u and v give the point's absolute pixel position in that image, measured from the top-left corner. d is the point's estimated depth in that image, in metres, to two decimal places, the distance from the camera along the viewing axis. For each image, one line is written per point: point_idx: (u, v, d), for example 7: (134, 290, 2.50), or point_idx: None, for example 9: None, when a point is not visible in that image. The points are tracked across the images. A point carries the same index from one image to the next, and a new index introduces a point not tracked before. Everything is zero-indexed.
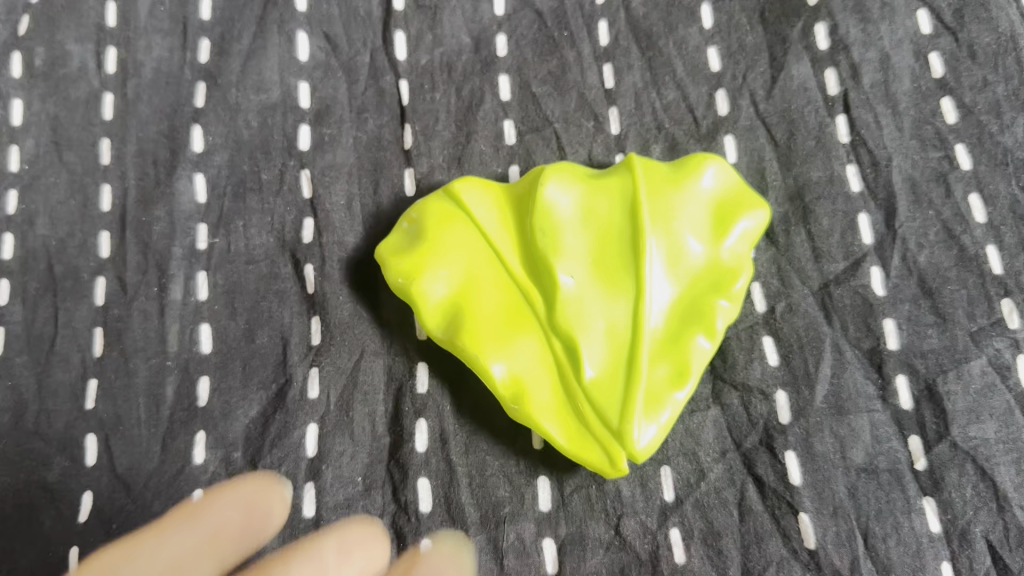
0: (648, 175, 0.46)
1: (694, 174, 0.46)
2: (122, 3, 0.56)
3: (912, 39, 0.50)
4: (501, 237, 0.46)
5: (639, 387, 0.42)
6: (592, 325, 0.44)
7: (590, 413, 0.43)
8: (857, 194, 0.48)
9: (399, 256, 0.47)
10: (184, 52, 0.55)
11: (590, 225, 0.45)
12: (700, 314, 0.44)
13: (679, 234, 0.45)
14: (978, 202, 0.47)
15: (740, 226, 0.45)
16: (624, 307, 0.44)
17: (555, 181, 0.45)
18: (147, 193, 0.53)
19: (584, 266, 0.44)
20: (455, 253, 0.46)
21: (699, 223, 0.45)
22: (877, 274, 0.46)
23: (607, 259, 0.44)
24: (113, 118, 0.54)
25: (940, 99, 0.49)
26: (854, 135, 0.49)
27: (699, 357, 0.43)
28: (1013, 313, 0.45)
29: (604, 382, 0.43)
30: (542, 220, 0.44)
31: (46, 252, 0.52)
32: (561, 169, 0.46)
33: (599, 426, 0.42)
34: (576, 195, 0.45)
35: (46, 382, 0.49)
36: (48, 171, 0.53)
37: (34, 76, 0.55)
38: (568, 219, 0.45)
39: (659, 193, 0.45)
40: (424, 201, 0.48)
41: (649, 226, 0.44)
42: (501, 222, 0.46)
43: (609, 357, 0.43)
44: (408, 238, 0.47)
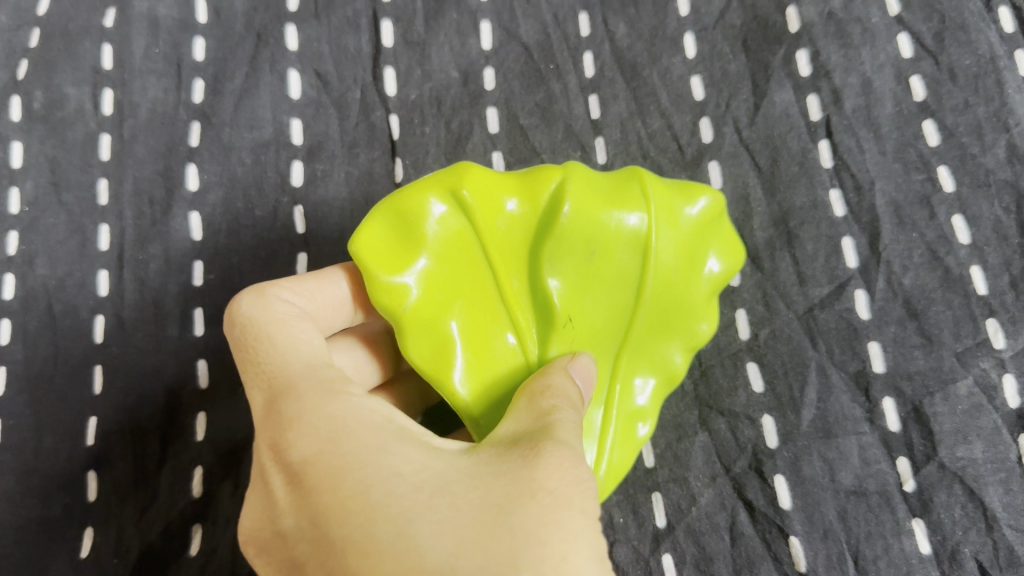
0: (666, 210, 0.41)
1: (709, 214, 0.42)
2: (118, 47, 0.58)
3: (894, 63, 0.51)
4: (500, 254, 0.41)
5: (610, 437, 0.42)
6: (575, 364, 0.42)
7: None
8: (841, 219, 0.48)
9: (386, 265, 0.40)
10: (179, 93, 0.56)
11: (600, 260, 0.41)
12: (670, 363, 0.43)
13: (681, 283, 0.42)
14: (961, 223, 0.48)
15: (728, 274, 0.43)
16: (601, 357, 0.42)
17: (578, 208, 0.40)
18: (144, 232, 0.53)
19: (581, 303, 0.41)
20: (447, 271, 0.40)
21: (701, 267, 0.43)
22: (862, 298, 0.47)
23: (606, 299, 0.41)
24: (110, 158, 0.55)
25: (922, 122, 0.50)
26: (837, 160, 0.50)
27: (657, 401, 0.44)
28: (998, 333, 0.45)
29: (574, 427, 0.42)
30: (549, 254, 0.40)
31: (46, 291, 0.53)
32: (583, 187, 0.40)
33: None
34: (596, 223, 0.40)
35: (47, 421, 0.50)
36: (47, 212, 0.54)
37: (33, 119, 0.56)
38: (579, 254, 0.40)
39: (673, 236, 0.41)
40: (421, 195, 0.40)
41: (655, 273, 0.41)
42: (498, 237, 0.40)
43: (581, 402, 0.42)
44: (395, 235, 0.40)
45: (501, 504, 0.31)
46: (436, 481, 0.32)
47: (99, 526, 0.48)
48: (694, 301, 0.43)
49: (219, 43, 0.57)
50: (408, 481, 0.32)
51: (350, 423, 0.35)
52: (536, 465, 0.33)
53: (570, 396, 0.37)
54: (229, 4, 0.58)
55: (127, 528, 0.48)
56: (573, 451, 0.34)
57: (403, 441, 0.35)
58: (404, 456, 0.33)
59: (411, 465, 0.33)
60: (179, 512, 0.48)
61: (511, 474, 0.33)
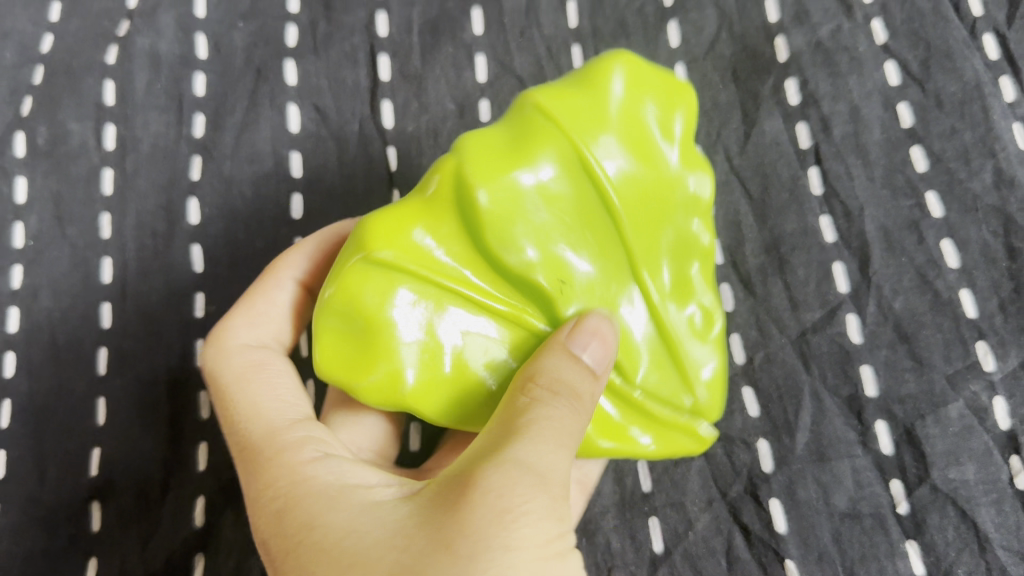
0: (574, 118, 0.39)
1: (611, 83, 0.39)
2: (120, 83, 0.59)
3: (881, 91, 0.52)
4: (456, 275, 0.39)
5: (679, 351, 0.41)
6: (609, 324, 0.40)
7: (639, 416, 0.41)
8: (831, 245, 0.49)
9: (356, 368, 0.39)
10: (180, 127, 0.57)
11: (543, 204, 0.39)
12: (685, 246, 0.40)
13: (639, 150, 0.39)
14: (950, 247, 0.48)
15: (680, 126, 0.40)
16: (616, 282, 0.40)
17: (485, 186, 0.38)
18: (145, 265, 0.54)
19: (561, 252, 0.39)
20: (416, 321, 0.39)
21: (642, 129, 0.39)
22: (853, 322, 0.47)
23: (579, 232, 0.39)
24: (113, 192, 0.56)
25: (910, 149, 0.51)
26: (827, 187, 0.51)
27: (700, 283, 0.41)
28: (988, 355, 0.46)
29: (645, 370, 0.41)
30: (492, 236, 0.38)
31: (51, 324, 0.54)
32: (478, 163, 0.38)
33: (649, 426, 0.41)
34: (515, 180, 0.38)
35: (50, 453, 0.51)
36: (51, 246, 0.56)
37: (37, 155, 0.58)
38: (527, 221, 0.38)
39: (592, 122, 0.39)
40: (340, 291, 0.39)
41: (603, 166, 0.39)
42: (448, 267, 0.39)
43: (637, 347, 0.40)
44: (345, 329, 0.39)
45: (416, 557, 0.31)
46: (369, 538, 0.33)
47: (104, 557, 0.49)
48: (665, 170, 0.39)
49: (219, 78, 0.58)
50: (339, 552, 0.33)
51: (299, 497, 0.36)
52: (469, 499, 0.32)
53: (556, 387, 0.36)
54: (229, 40, 0.59)
55: (131, 556, 0.49)
56: (525, 469, 0.33)
57: (350, 502, 0.35)
58: (343, 522, 0.34)
59: (348, 530, 0.34)
60: (182, 541, 0.49)
61: (444, 516, 0.32)
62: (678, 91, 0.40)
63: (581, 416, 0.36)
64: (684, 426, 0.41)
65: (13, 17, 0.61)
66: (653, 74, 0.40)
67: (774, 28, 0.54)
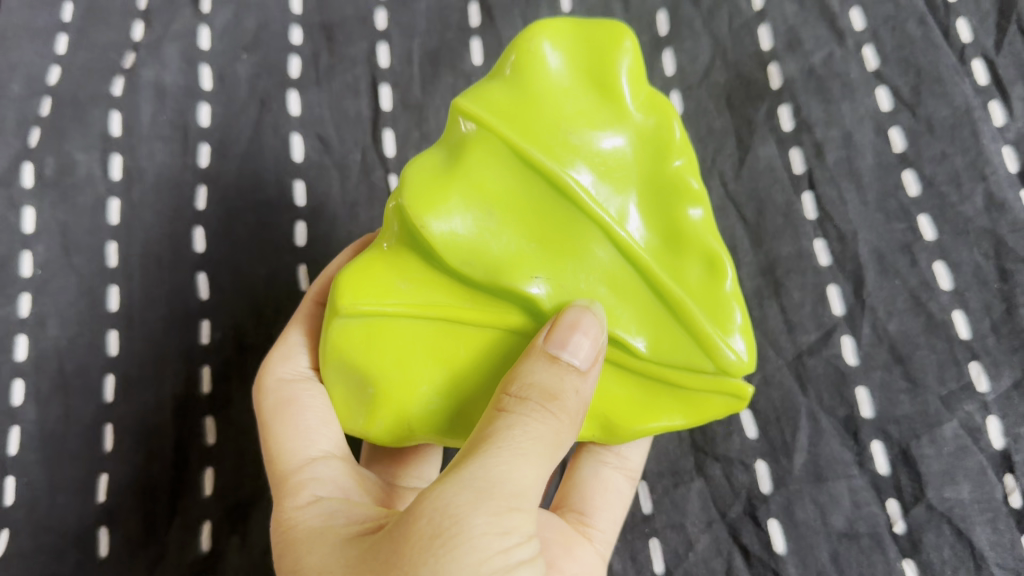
0: (500, 111, 0.38)
1: (521, 59, 0.38)
2: (126, 114, 0.60)
3: (873, 116, 0.53)
4: (434, 302, 0.39)
5: (688, 310, 0.38)
6: (611, 310, 0.38)
7: (675, 396, 0.39)
8: (826, 268, 0.50)
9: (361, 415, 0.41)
10: (185, 157, 0.58)
11: (495, 208, 0.38)
12: (671, 192, 0.38)
13: (581, 119, 0.38)
14: (943, 269, 0.49)
15: (622, 76, 0.38)
16: (607, 252, 0.38)
17: (430, 214, 0.37)
18: (152, 293, 0.55)
19: (531, 252, 0.38)
20: (403, 349, 0.39)
21: (575, 99, 0.38)
22: (848, 344, 0.48)
23: (543, 224, 0.38)
24: (119, 222, 0.57)
25: (902, 173, 0.52)
26: (821, 212, 0.52)
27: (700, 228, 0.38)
28: (981, 376, 0.47)
29: (660, 339, 0.38)
30: (447, 257, 0.38)
31: (58, 352, 0.55)
32: (415, 190, 0.37)
33: (684, 406, 0.39)
34: (454, 201, 0.37)
35: (59, 479, 0.53)
36: (58, 274, 0.56)
37: (45, 185, 0.59)
38: (484, 229, 0.38)
39: (514, 110, 0.38)
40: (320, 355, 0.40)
41: (544, 148, 0.37)
42: (423, 290, 0.39)
43: (643, 319, 0.38)
44: (341, 377, 0.40)
45: None
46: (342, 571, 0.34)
47: None
48: (618, 140, 0.38)
49: (223, 109, 0.59)
50: None
51: (290, 536, 0.38)
52: (412, 527, 0.32)
53: (524, 397, 0.35)
54: (232, 70, 0.60)
55: None
56: (470, 487, 0.32)
57: (329, 537, 0.36)
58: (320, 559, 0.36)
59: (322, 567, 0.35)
60: (189, 565, 0.51)
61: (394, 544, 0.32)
62: (602, 35, 0.38)
63: (552, 420, 0.35)
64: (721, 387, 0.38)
65: (18, 50, 0.62)
66: (570, 34, 0.38)
67: (767, 55, 0.56)
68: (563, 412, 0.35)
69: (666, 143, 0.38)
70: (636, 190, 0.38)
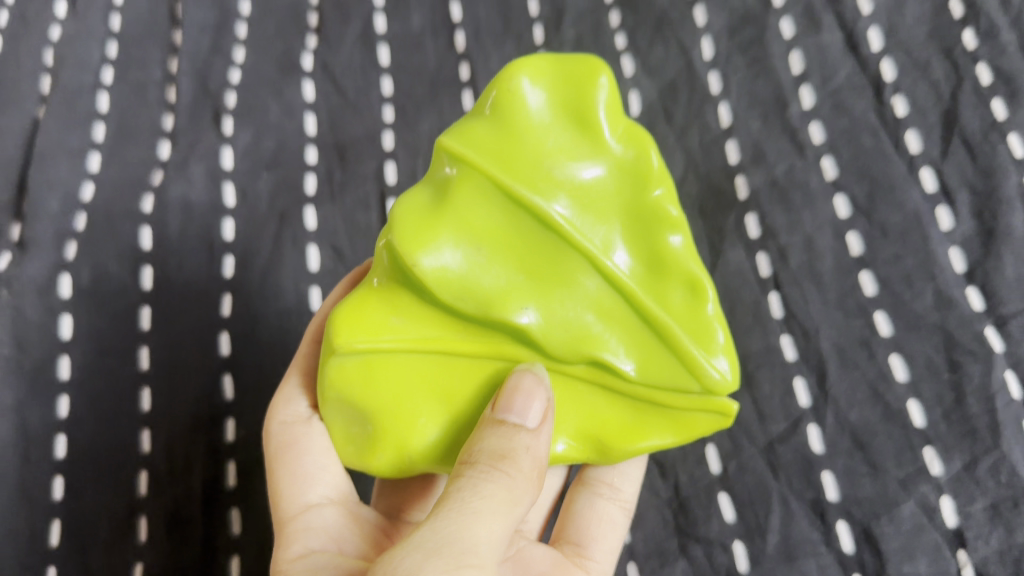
0: (487, 152, 0.44)
1: (510, 105, 0.44)
2: (155, 229, 0.66)
3: (833, 222, 0.59)
4: (428, 335, 0.45)
5: (672, 327, 0.45)
6: (598, 334, 0.45)
7: (664, 417, 0.46)
8: (793, 363, 0.56)
9: (365, 448, 0.46)
10: (211, 267, 0.64)
11: (485, 244, 0.45)
12: (652, 220, 0.45)
13: (567, 161, 0.45)
14: (898, 362, 0.55)
15: (600, 112, 0.44)
16: (594, 282, 0.45)
17: (424, 254, 0.43)
18: (178, 393, 0.61)
19: (521, 284, 0.45)
20: (404, 380, 0.45)
21: (560, 140, 0.45)
22: (814, 433, 0.54)
23: (536, 259, 0.45)
24: (150, 327, 0.63)
25: (859, 274, 0.58)
26: (786, 311, 0.57)
27: (678, 254, 0.45)
28: (934, 459, 0.52)
29: (645, 358, 0.46)
30: (445, 291, 0.44)
31: (94, 449, 0.60)
32: (409, 232, 0.44)
33: (673, 425, 0.46)
34: (446, 239, 0.44)
35: (94, 567, 0.58)
36: (93, 376, 0.62)
37: (81, 295, 0.64)
38: (476, 265, 0.44)
39: (504, 152, 0.44)
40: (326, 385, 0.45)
41: (536, 191, 0.44)
42: (421, 329, 0.45)
43: (629, 339, 0.46)
44: (346, 417, 0.46)
45: None
46: None
47: None
48: (598, 177, 0.45)
49: (246, 225, 0.66)
50: None
51: None
52: None
53: (480, 461, 0.41)
54: (254, 187, 0.67)
55: None
56: (426, 547, 0.37)
57: None
58: None
59: None
60: None
61: None
62: (583, 72, 0.44)
63: (503, 478, 0.40)
64: (707, 404, 0.45)
65: (57, 168, 0.70)
66: (549, 74, 0.45)
67: (734, 168, 0.62)
68: (513, 471, 0.40)
69: (644, 177, 0.45)
70: (617, 221, 0.46)
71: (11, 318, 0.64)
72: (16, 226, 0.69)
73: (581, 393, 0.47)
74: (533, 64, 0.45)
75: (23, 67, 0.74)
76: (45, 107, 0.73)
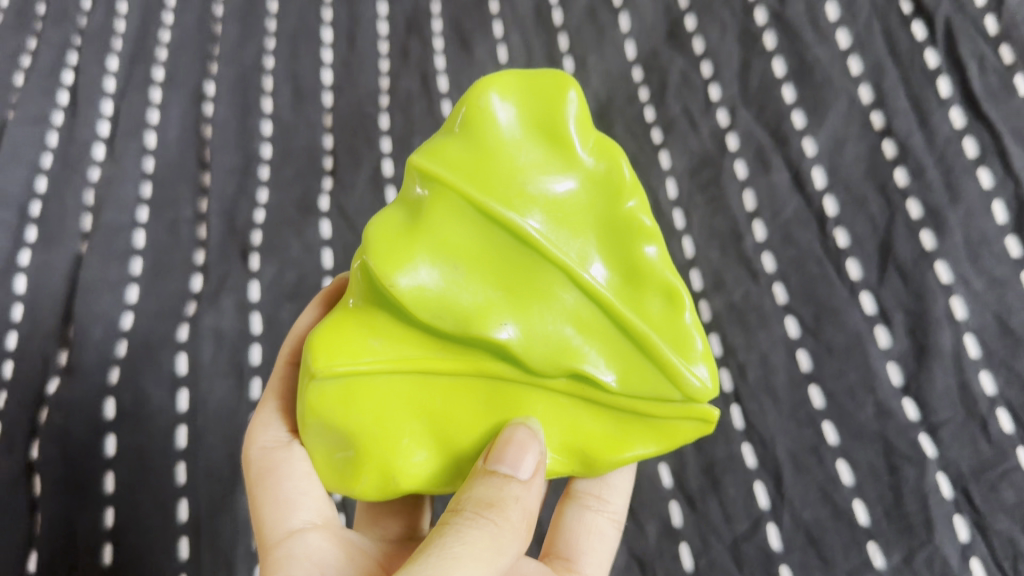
0: (462, 171, 0.49)
1: (482, 126, 0.49)
2: (189, 354, 0.75)
3: (785, 341, 0.68)
4: (407, 356, 0.49)
5: (651, 335, 0.49)
6: (579, 347, 0.49)
7: (648, 426, 0.50)
8: (753, 469, 0.64)
9: (350, 473, 0.51)
10: (240, 389, 0.74)
11: (462, 261, 0.49)
12: (627, 233, 0.50)
13: (541, 179, 0.49)
14: (845, 466, 0.63)
15: (571, 127, 0.49)
16: (572, 294, 0.50)
17: (401, 274, 0.47)
18: (216, 504, 0.71)
19: (499, 299, 0.49)
20: (389, 400, 0.49)
21: (532, 158, 0.50)
22: (773, 531, 0.62)
23: (513, 276, 0.49)
24: (186, 445, 0.72)
25: (808, 388, 0.66)
26: (747, 422, 0.66)
27: (654, 263, 0.50)
28: (877, 552, 0.61)
29: (626, 367, 0.50)
30: (425, 306, 0.48)
31: (139, 555, 0.69)
32: (385, 255, 0.48)
33: (654, 433, 0.50)
34: (423, 259, 0.48)
35: None
36: (136, 490, 0.71)
37: (124, 415, 0.73)
38: (454, 283, 0.48)
39: (478, 172, 0.49)
40: (310, 411, 0.49)
41: (511, 209, 0.49)
42: (399, 351, 0.49)
43: (609, 349, 0.50)
44: (328, 441, 0.51)
45: None
46: None
47: None
48: (571, 192, 0.50)
49: (271, 349, 0.76)
50: None
51: None
52: None
53: (469, 511, 0.46)
54: (278, 316, 0.77)
55: None
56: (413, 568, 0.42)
57: None
58: None
59: None
60: None
61: None
62: (553, 87, 0.49)
63: (489, 524, 0.45)
64: (690, 412, 0.50)
65: (98, 299, 0.78)
66: (517, 91, 0.49)
67: (698, 294, 0.71)
68: (500, 518, 0.46)
69: (617, 190, 0.50)
70: (590, 234, 0.50)
71: (60, 439, 0.72)
72: (63, 352, 0.77)
73: (565, 406, 0.51)
74: (501, 78, 0.49)
75: (68, 208, 0.83)
76: (87, 243, 0.81)
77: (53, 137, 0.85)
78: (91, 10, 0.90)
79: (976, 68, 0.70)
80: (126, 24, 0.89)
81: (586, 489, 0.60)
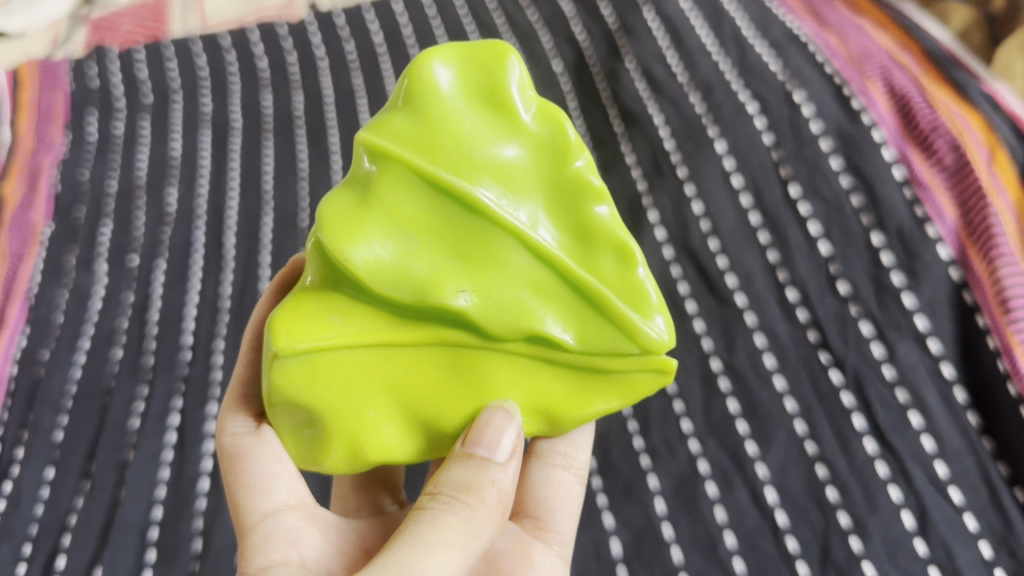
0: (416, 147, 0.68)
1: (431, 102, 0.68)
2: None
3: None
4: (366, 331, 0.68)
5: (603, 290, 0.69)
6: (539, 308, 0.68)
7: (611, 384, 0.71)
8: None
9: (327, 450, 0.69)
10: None
11: (414, 232, 0.67)
12: (579, 199, 0.70)
13: (489, 152, 0.69)
14: None
15: (511, 98, 0.69)
16: (524, 256, 0.68)
17: (357, 250, 0.65)
18: None
19: (454, 265, 0.67)
20: (360, 369, 0.68)
21: (477, 133, 0.69)
22: None
23: (466, 249, 0.68)
24: None
25: None
26: None
27: (601, 221, 0.70)
28: None
29: (587, 318, 0.69)
30: (387, 275, 0.66)
31: None
32: (339, 232, 0.66)
33: (617, 387, 0.71)
34: (373, 236, 0.66)
35: None
36: None
37: None
38: (410, 249, 0.67)
39: (425, 142, 0.68)
40: (283, 390, 0.67)
41: (462, 178, 0.67)
42: (358, 328, 0.68)
43: (565, 308, 0.69)
44: (295, 422, 0.70)
45: None
46: None
47: None
48: (514, 160, 0.69)
49: None
50: None
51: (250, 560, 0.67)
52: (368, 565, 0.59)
53: (450, 496, 0.64)
54: None
55: None
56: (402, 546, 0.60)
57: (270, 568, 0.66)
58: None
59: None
60: None
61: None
62: (496, 65, 0.69)
63: (463, 505, 0.64)
64: (648, 363, 0.70)
65: None
66: (457, 67, 0.69)
67: None
68: (474, 502, 0.64)
69: (563, 154, 0.70)
70: (537, 201, 0.70)
71: None
72: None
73: (524, 365, 0.70)
74: (443, 57, 0.69)
75: (182, 533, 0.98)
76: (198, 562, 0.95)
77: (166, 471, 1.01)
78: (191, 360, 1.10)
79: (880, 408, 0.91)
80: (223, 373, 1.08)
81: (553, 450, 0.87)
